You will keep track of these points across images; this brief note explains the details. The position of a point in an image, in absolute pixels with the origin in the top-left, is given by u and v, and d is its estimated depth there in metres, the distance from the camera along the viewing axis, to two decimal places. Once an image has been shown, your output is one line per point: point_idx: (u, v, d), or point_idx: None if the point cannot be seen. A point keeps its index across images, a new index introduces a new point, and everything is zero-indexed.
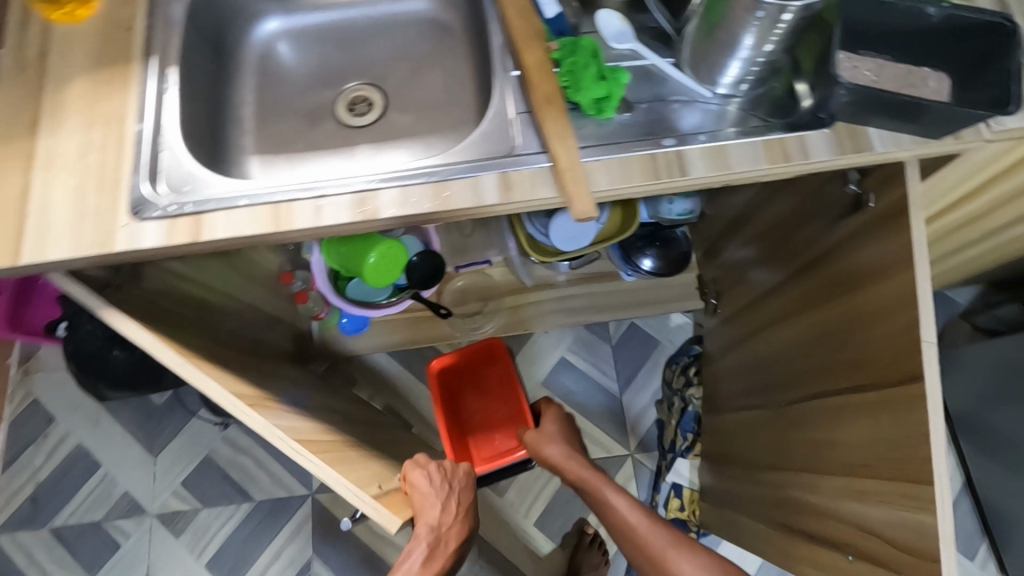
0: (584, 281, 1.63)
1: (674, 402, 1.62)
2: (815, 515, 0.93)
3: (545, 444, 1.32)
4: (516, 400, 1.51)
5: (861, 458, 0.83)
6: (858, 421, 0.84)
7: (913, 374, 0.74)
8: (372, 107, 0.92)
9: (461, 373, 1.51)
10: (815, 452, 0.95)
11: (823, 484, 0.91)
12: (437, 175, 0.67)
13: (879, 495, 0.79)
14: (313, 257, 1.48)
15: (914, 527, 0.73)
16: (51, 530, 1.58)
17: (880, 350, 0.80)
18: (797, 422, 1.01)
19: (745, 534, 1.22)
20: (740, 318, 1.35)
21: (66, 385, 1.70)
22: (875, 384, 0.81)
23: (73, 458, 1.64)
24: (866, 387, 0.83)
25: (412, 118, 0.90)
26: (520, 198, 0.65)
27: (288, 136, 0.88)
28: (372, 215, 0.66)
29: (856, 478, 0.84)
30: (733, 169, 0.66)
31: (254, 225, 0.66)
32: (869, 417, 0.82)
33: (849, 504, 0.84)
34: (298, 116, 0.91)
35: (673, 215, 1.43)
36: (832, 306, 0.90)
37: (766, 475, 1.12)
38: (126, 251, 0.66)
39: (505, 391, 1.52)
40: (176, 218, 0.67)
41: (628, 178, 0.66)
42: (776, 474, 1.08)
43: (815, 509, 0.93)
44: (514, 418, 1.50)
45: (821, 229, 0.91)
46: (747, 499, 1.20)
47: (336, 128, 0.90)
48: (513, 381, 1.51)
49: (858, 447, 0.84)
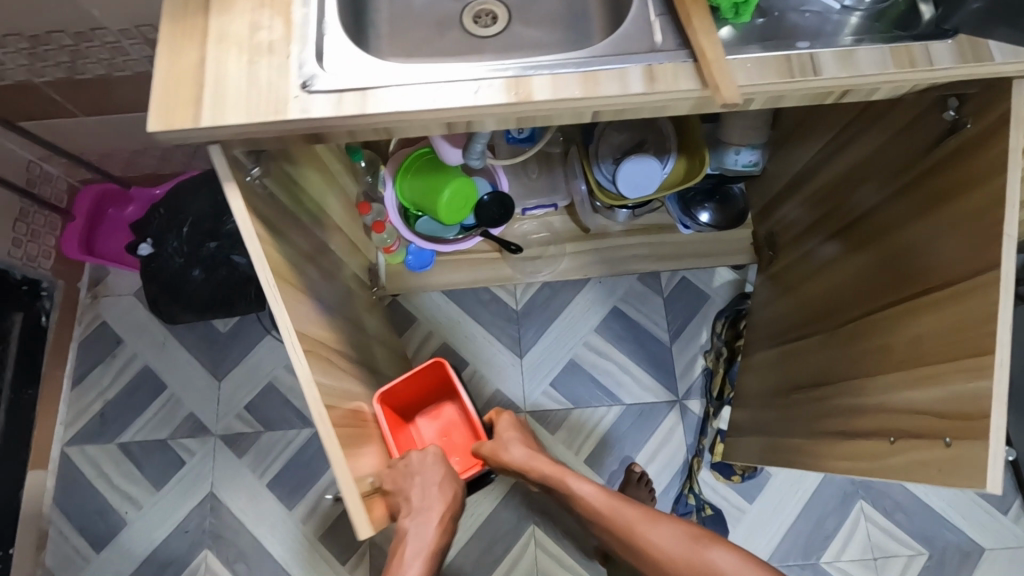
0: (641, 233, 1.67)
1: (722, 352, 1.66)
2: (855, 413, 0.97)
3: (501, 448, 1.21)
4: (456, 418, 1.45)
5: (917, 348, 0.87)
6: (918, 318, 0.89)
7: (989, 264, 0.79)
8: (495, 20, 0.98)
9: (410, 404, 1.42)
10: (861, 358, 0.99)
11: (869, 383, 0.95)
12: (586, 65, 0.72)
13: (932, 376, 0.83)
14: (385, 192, 1.52)
15: (968, 395, 0.77)
16: (118, 444, 1.65)
17: (958, 252, 0.84)
18: (845, 337, 1.05)
19: (756, 456, 1.33)
20: (796, 265, 1.39)
21: (134, 310, 1.76)
22: (944, 283, 0.86)
23: (140, 379, 1.70)
24: (934, 288, 0.87)
25: (535, 31, 0.97)
26: (664, 88, 0.71)
27: (419, 42, 0.96)
28: (526, 98, 0.71)
29: (907, 368, 0.88)
30: (863, 72, 0.72)
31: (416, 102, 0.72)
32: (931, 311, 0.86)
33: (899, 392, 0.89)
34: (426, 24, 0.97)
35: (739, 166, 1.50)
36: (910, 225, 0.95)
37: (801, 394, 1.16)
38: (297, 119, 0.72)
39: (440, 410, 1.46)
40: (342, 93, 0.72)
41: (766, 75, 0.71)
42: (812, 391, 1.12)
43: (856, 407, 0.97)
44: (466, 440, 1.43)
45: (911, 157, 0.96)
46: (776, 421, 1.24)
47: (462, 37, 0.97)
48: (450, 402, 1.46)
49: (913, 341, 0.88)
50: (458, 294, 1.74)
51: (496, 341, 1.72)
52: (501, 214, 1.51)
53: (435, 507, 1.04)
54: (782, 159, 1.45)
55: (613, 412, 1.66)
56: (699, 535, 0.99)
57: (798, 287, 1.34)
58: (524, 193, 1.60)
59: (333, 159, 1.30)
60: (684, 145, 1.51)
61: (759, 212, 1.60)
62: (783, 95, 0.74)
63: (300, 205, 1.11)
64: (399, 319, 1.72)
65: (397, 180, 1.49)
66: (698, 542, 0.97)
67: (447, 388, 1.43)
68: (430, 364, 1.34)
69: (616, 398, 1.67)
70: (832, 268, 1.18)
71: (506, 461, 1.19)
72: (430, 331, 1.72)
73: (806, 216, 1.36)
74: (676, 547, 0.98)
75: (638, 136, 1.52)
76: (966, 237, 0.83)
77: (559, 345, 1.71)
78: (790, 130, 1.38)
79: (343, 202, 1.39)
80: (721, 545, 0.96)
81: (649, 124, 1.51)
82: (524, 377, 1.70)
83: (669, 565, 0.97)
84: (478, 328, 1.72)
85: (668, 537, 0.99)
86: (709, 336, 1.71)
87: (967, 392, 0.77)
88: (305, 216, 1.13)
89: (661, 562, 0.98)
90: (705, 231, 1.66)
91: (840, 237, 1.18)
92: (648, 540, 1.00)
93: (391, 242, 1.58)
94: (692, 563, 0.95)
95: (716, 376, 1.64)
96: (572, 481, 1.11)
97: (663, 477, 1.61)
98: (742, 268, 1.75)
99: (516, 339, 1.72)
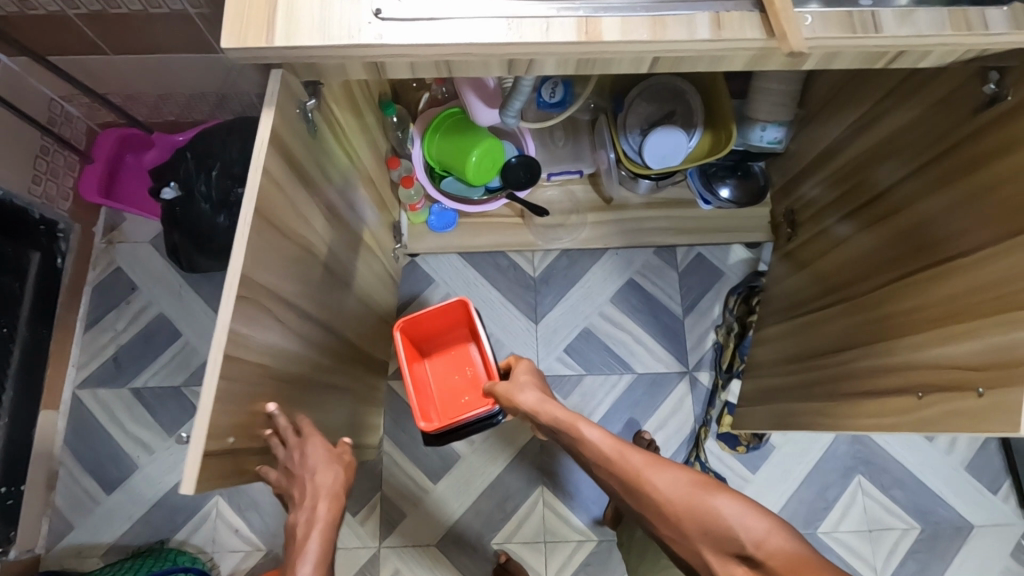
0: (662, 206, 1.70)
1: (733, 326, 1.70)
2: (886, 373, 1.00)
3: (518, 393, 1.21)
4: (469, 360, 1.49)
5: (950, 308, 0.90)
6: (950, 279, 0.91)
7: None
8: None
9: (430, 340, 1.48)
10: (892, 321, 1.01)
11: (902, 343, 0.98)
12: (655, 9, 0.73)
13: (966, 333, 0.86)
14: (413, 150, 1.53)
15: (999, 348, 0.81)
16: (131, 389, 1.65)
17: (992, 214, 0.86)
18: (873, 303, 1.07)
19: (767, 423, 1.37)
20: (813, 241, 1.42)
21: (150, 258, 1.76)
22: (977, 245, 0.88)
23: (155, 326, 1.70)
24: (967, 250, 0.90)
25: None
26: (729, 35, 0.73)
27: None
28: (596, 37, 0.73)
29: (940, 326, 0.91)
30: (922, 32, 0.74)
31: (488, 34, 0.73)
32: (963, 273, 0.89)
33: (931, 350, 0.92)
34: None
35: (764, 143, 1.51)
36: (943, 193, 0.97)
37: (823, 360, 1.19)
38: (370, 45, 0.73)
39: (455, 351, 1.50)
40: (414, 22, 0.73)
41: (830, 28, 0.73)
42: (835, 357, 1.15)
43: (885, 367, 1.00)
44: (476, 383, 1.47)
45: (948, 127, 0.98)
46: (795, 389, 1.27)
47: None
48: (465, 344, 1.50)
49: (946, 301, 0.91)
50: (477, 258, 1.75)
51: (513, 306, 1.73)
52: (527, 177, 1.53)
53: (319, 456, 0.93)
54: (806, 138, 1.48)
55: (625, 379, 1.69)
56: (708, 485, 0.86)
57: (814, 262, 1.37)
58: (550, 160, 1.62)
59: (371, 110, 1.32)
60: (711, 119, 1.54)
61: (781, 190, 1.63)
62: (841, 50, 0.76)
63: (340, 148, 1.11)
64: (417, 280, 1.73)
65: (426, 138, 1.50)
66: (706, 490, 0.86)
67: (466, 332, 1.47)
68: (451, 302, 1.38)
69: (627, 366, 1.70)
70: (857, 237, 1.20)
71: (518, 404, 1.19)
72: (448, 293, 1.73)
73: (825, 193, 1.39)
74: (679, 495, 0.87)
75: (667, 108, 1.54)
76: (998, 202, 0.86)
77: (574, 313, 1.74)
78: (818, 108, 1.40)
79: (377, 155, 1.40)
80: (722, 493, 0.85)
81: (678, 96, 1.53)
82: (539, 342, 1.72)
83: (674, 513, 0.86)
84: (495, 292, 1.74)
85: (675, 483, 0.89)
86: (721, 311, 1.74)
87: (1000, 344, 0.81)
88: (344, 160, 1.14)
89: (666, 512, 0.87)
90: (727, 208, 1.69)
91: (865, 207, 1.20)
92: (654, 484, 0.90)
93: (417, 201, 1.59)
94: (695, 514, 0.84)
95: (727, 349, 1.68)
96: (581, 425, 1.04)
97: (670, 445, 1.65)
98: (756, 247, 1.78)
99: (531, 305, 1.74)
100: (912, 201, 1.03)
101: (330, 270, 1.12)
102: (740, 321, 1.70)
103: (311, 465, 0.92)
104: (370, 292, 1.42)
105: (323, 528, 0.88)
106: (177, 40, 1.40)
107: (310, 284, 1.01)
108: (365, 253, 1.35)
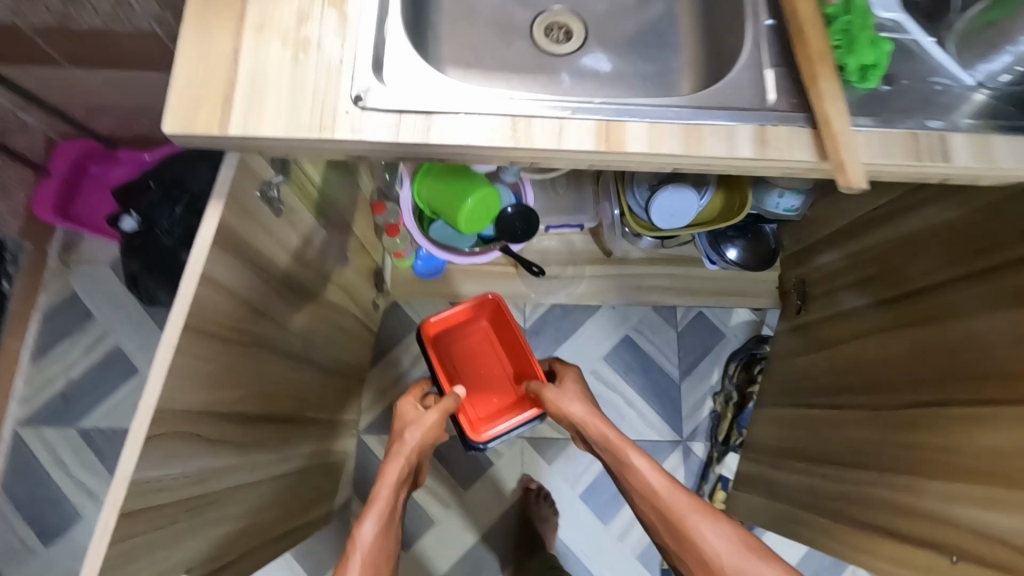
0: (666, 263, 1.59)
1: (733, 395, 1.60)
2: (907, 514, 0.94)
3: (568, 403, 1.12)
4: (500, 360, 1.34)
5: (984, 463, 0.83)
6: (986, 428, 0.84)
7: None
8: (568, 36, 0.96)
9: (448, 346, 1.34)
10: (917, 454, 0.95)
11: (927, 487, 0.91)
12: (689, 116, 0.62)
13: (1003, 502, 0.78)
14: (401, 190, 1.37)
15: None
16: (79, 430, 1.52)
17: None
18: (895, 426, 1.00)
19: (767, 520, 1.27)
20: (830, 322, 1.31)
21: (108, 283, 1.61)
22: (1018, 397, 0.80)
23: (109, 360, 1.56)
24: (1005, 400, 0.82)
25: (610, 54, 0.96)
26: (777, 154, 0.62)
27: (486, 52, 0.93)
28: (618, 146, 0.61)
29: (972, 481, 0.84)
30: (999, 164, 0.69)
31: (491, 137, 0.61)
32: (1000, 425, 0.82)
33: (959, 507, 0.85)
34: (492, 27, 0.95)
35: (781, 210, 1.40)
36: (978, 321, 0.89)
37: (838, 475, 1.12)
38: (347, 140, 0.61)
39: (481, 352, 1.35)
40: (402, 115, 0.61)
41: (892, 154, 0.67)
42: (850, 474, 1.08)
43: (907, 508, 0.94)
44: (506, 385, 1.33)
45: (990, 248, 0.89)
46: (804, 498, 1.20)
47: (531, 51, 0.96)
48: (491, 344, 1.36)
49: (981, 453, 0.84)
50: None
51: None
52: (524, 230, 1.40)
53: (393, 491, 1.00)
54: (828, 208, 1.38)
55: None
56: (759, 547, 0.89)
57: (830, 348, 1.27)
58: (549, 210, 1.48)
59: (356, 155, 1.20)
60: (726, 179, 1.43)
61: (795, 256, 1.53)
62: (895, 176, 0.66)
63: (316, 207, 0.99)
64: (399, 326, 1.61)
65: (414, 179, 1.35)
66: (754, 552, 0.88)
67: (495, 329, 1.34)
68: (481, 298, 1.28)
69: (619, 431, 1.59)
70: (874, 339, 1.12)
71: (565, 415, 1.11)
72: None
73: (843, 271, 1.29)
74: (730, 556, 0.89)
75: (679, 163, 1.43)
76: None
77: None
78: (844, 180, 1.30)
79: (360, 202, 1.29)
80: (766, 555, 0.88)
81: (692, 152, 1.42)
82: None
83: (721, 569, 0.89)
84: None
85: (724, 540, 0.91)
86: (721, 377, 1.64)
87: None
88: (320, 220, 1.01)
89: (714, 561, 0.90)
90: (733, 269, 1.58)
91: (885, 304, 1.11)
92: (704, 536, 0.91)
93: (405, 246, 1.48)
94: (740, 564, 0.87)
95: (724, 420, 1.58)
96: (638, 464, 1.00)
97: None
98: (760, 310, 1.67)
99: None
100: (943, 319, 0.96)
101: (297, 340, 1.00)
102: (739, 390, 1.60)
103: (390, 484, 1.00)
104: (344, 350, 1.31)
105: (376, 520, 0.94)
106: (143, 58, 1.25)
107: (263, 365, 0.89)
108: (341, 310, 1.23)
